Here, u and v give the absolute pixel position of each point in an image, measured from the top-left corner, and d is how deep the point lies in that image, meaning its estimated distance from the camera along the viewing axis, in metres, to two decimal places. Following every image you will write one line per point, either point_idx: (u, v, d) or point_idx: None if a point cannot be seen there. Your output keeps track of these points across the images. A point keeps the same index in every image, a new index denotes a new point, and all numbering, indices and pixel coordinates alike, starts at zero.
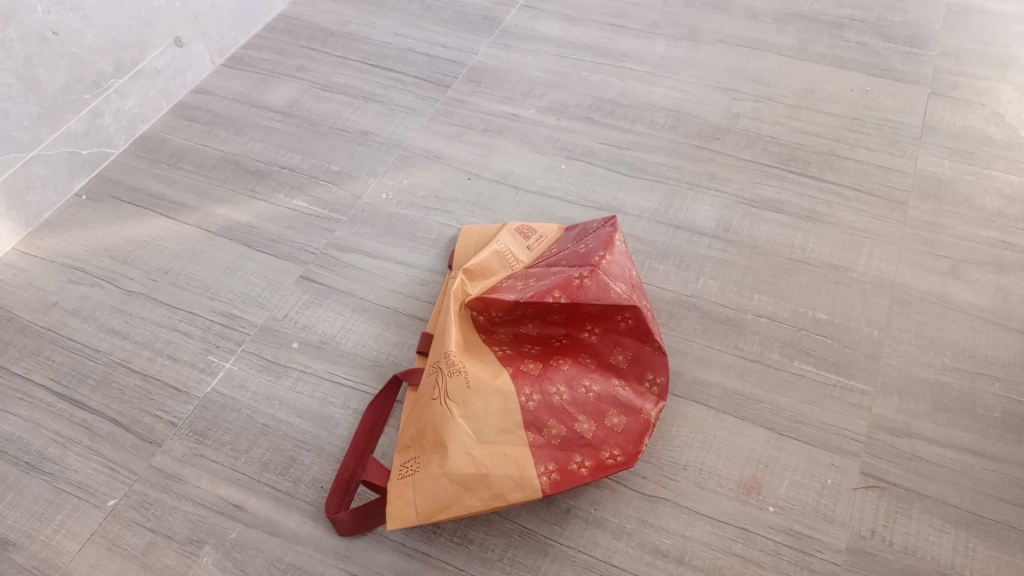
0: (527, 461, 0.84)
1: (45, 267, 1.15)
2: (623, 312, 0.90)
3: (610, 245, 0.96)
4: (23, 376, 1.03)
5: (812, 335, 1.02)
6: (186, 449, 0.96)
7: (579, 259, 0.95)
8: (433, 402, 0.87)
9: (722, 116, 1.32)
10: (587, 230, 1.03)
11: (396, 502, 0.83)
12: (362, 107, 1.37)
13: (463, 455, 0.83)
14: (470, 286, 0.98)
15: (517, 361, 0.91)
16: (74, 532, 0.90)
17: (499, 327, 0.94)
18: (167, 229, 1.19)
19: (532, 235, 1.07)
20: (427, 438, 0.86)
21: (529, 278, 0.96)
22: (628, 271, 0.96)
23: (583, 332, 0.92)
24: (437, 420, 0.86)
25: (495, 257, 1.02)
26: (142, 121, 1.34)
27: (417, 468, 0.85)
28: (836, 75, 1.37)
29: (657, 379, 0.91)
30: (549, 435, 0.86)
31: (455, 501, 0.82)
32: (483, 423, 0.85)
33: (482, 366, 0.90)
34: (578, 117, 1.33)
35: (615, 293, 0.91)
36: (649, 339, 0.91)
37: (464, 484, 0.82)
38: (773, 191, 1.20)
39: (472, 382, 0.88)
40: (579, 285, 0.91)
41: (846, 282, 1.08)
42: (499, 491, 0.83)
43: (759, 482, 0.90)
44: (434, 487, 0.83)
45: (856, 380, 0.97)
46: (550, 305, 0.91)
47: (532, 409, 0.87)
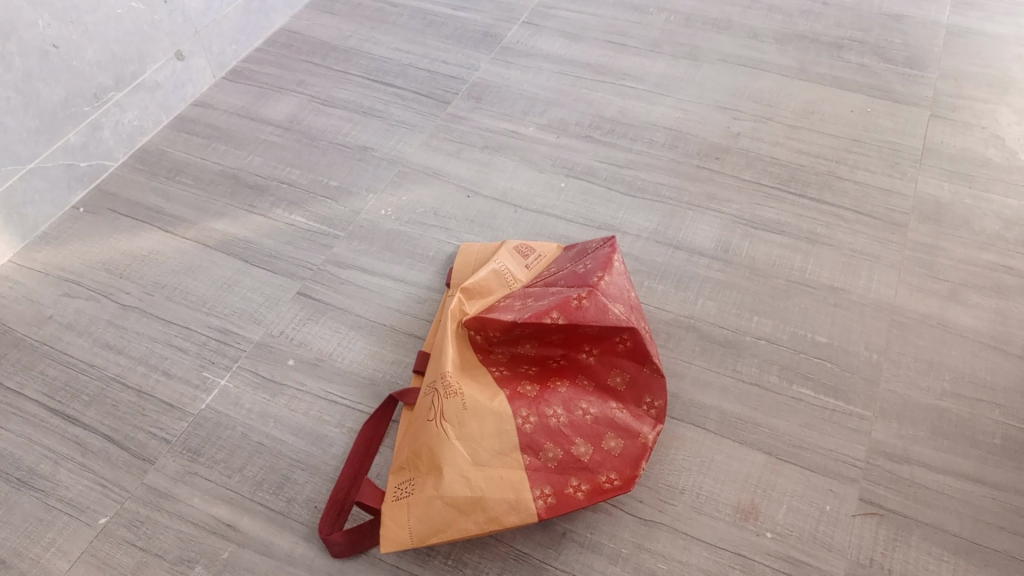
0: (523, 484, 0.84)
1: (41, 280, 1.15)
2: (621, 333, 0.90)
3: (609, 266, 0.96)
4: (16, 390, 1.03)
5: (811, 358, 1.02)
6: (179, 467, 0.95)
7: (577, 280, 0.95)
8: (429, 423, 0.87)
9: (722, 135, 1.32)
10: (585, 250, 1.03)
11: (390, 524, 0.83)
12: (362, 123, 1.37)
13: (458, 478, 0.83)
14: (468, 305, 0.98)
15: (514, 382, 0.91)
16: (64, 551, 0.89)
17: (496, 347, 0.94)
18: (164, 243, 1.19)
19: (530, 254, 1.06)
20: (422, 460, 0.85)
21: (526, 298, 0.96)
22: (626, 292, 0.96)
23: (581, 354, 0.92)
24: (432, 442, 0.85)
25: (493, 276, 1.01)
26: (141, 134, 1.34)
27: (412, 490, 0.84)
28: (836, 96, 1.37)
29: (655, 401, 0.91)
30: (546, 458, 0.85)
31: (450, 524, 0.81)
32: (479, 446, 0.85)
33: (478, 387, 0.90)
34: (577, 135, 1.33)
35: (613, 314, 0.90)
36: (647, 361, 0.91)
37: (459, 507, 0.82)
38: (772, 211, 1.20)
39: (469, 404, 0.87)
40: (578, 306, 0.90)
41: (846, 305, 1.07)
42: (494, 514, 0.82)
43: (756, 507, 0.89)
44: (429, 510, 0.82)
45: (854, 405, 0.97)
46: (548, 326, 0.90)
47: (529, 432, 0.86)
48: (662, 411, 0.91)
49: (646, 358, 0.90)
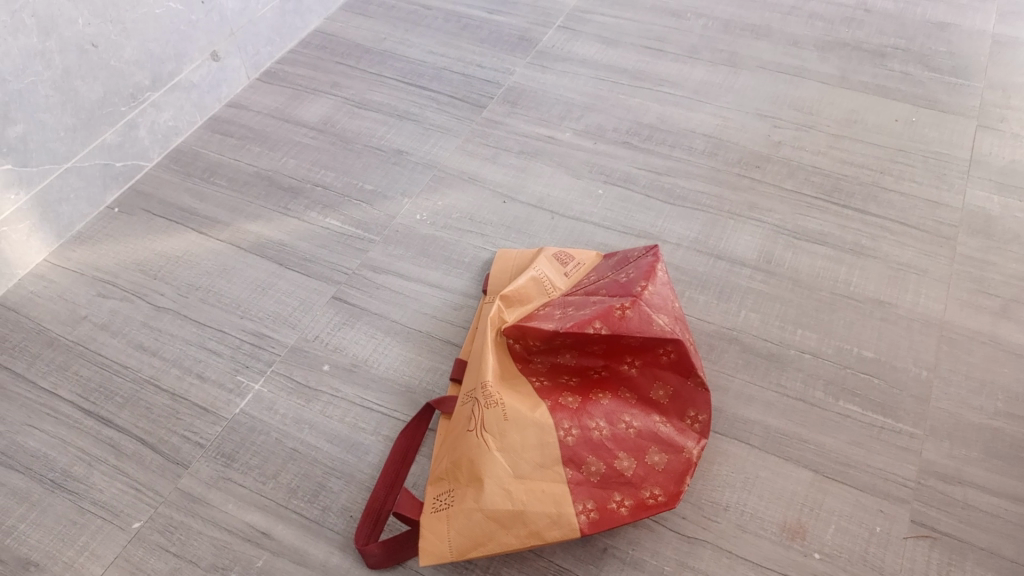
0: (564, 498, 0.82)
1: (75, 279, 1.14)
2: (666, 344, 0.87)
3: (652, 275, 0.94)
4: (50, 391, 1.02)
5: (857, 374, 0.99)
6: (213, 472, 0.94)
7: (619, 289, 0.93)
8: (469, 434, 0.85)
9: (763, 144, 1.29)
10: (626, 258, 1.00)
11: (428, 536, 0.81)
12: (397, 126, 1.35)
13: (499, 490, 0.81)
14: (507, 313, 0.96)
15: (555, 393, 0.89)
16: (97, 555, 0.88)
17: (536, 356, 0.92)
18: (198, 244, 1.18)
19: (569, 261, 1.04)
20: (461, 471, 0.83)
21: (567, 307, 0.93)
22: (671, 303, 0.93)
23: (623, 365, 0.89)
24: (472, 453, 0.83)
25: (532, 283, 0.99)
26: (176, 134, 1.33)
27: (451, 501, 0.82)
28: (880, 105, 1.34)
29: (699, 416, 0.88)
30: (588, 472, 0.83)
31: (490, 537, 0.80)
32: (520, 458, 0.83)
33: (519, 397, 0.88)
34: (615, 142, 1.31)
35: (657, 325, 0.88)
36: (691, 373, 0.88)
37: (500, 520, 0.80)
38: (816, 222, 1.17)
39: (510, 415, 0.85)
40: (621, 316, 0.88)
41: (893, 319, 1.05)
42: (535, 529, 0.80)
43: (803, 526, 0.86)
44: (469, 522, 0.80)
45: (904, 423, 0.94)
46: (590, 336, 0.88)
47: (571, 445, 0.84)
48: (706, 426, 0.88)
49: (690, 371, 0.88)
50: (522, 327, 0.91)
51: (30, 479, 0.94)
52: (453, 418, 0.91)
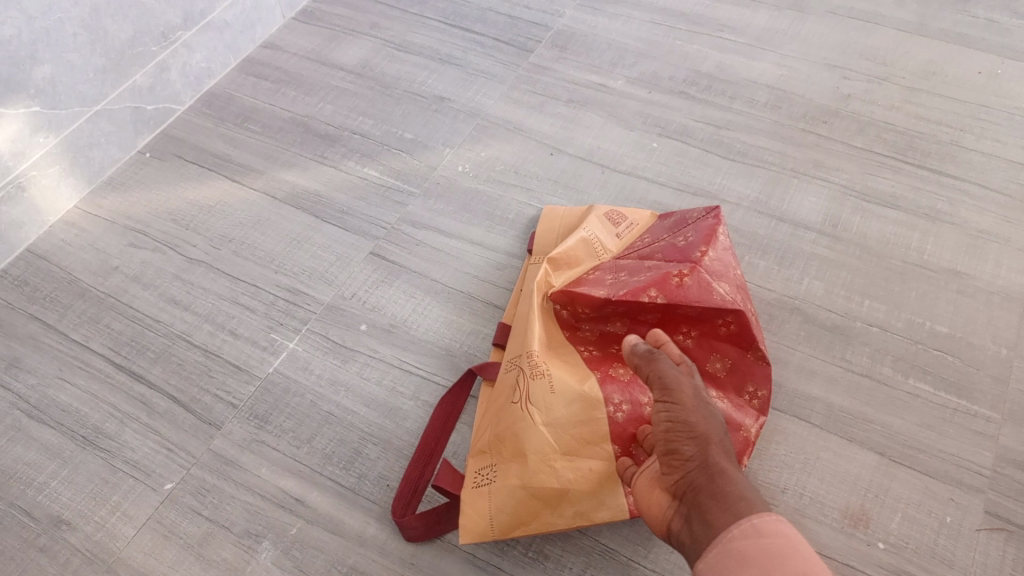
0: (613, 478, 0.77)
1: (107, 228, 1.10)
2: (726, 314, 0.81)
3: (712, 239, 0.87)
4: (82, 343, 0.99)
5: (930, 350, 0.92)
6: (246, 433, 0.91)
7: (676, 253, 0.87)
8: (513, 406, 0.80)
9: (831, 97, 1.20)
10: (684, 219, 0.93)
11: (468, 511, 0.78)
12: (439, 71, 1.28)
13: (544, 469, 0.77)
14: (555, 276, 0.89)
15: (605, 364, 0.83)
16: (129, 516, 0.86)
17: (584, 323, 0.87)
18: (231, 193, 1.13)
19: (622, 221, 0.97)
20: (504, 445, 0.79)
21: (618, 272, 0.88)
22: (733, 269, 0.86)
23: (678, 335, 0.84)
24: (515, 427, 0.78)
25: (581, 245, 0.93)
26: (209, 77, 1.27)
27: (493, 477, 0.79)
28: (961, 55, 1.24)
29: (758, 393, 0.83)
30: (640, 450, 0.78)
31: (534, 517, 0.77)
32: (568, 433, 0.78)
33: (567, 368, 0.82)
34: (671, 91, 1.22)
35: (717, 294, 0.82)
36: (752, 347, 0.82)
37: (544, 499, 0.77)
38: (887, 183, 1.09)
39: (557, 388, 0.80)
40: (679, 283, 0.82)
41: (971, 292, 0.97)
42: (581, 509, 0.77)
43: (866, 514, 0.81)
44: (512, 500, 0.77)
45: (980, 406, 0.88)
46: (644, 303, 0.82)
47: (622, 421, 0.79)
48: (764, 404, 0.83)
49: (752, 345, 0.82)
50: (571, 292, 0.85)
51: (62, 435, 0.92)
52: (496, 386, 0.86)
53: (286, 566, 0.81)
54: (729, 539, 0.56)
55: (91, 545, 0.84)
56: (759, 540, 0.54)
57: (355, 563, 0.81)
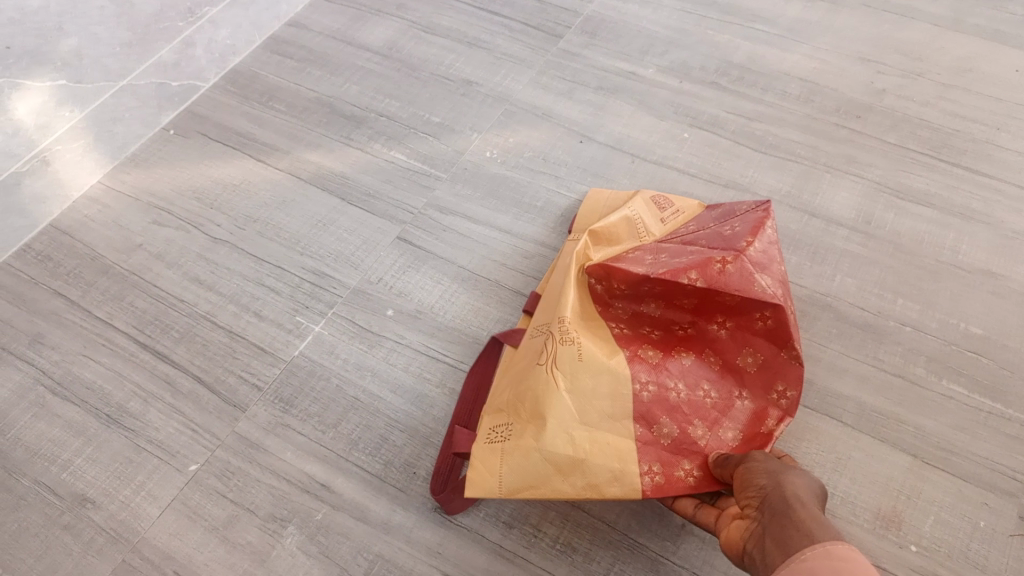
0: (630, 456, 0.75)
1: (129, 205, 1.09)
2: (766, 309, 0.76)
3: (761, 228, 0.81)
4: (104, 321, 0.98)
5: (963, 352, 0.91)
6: (271, 417, 0.90)
7: (721, 240, 0.81)
8: (539, 368, 0.77)
9: (864, 91, 1.18)
10: (734, 209, 0.88)
11: (478, 469, 0.76)
12: (466, 54, 1.26)
13: (562, 434, 0.74)
14: (594, 250, 0.86)
15: (633, 344, 0.81)
16: (153, 496, 0.85)
17: (618, 301, 0.83)
18: (256, 173, 1.12)
19: (668, 208, 0.94)
20: (524, 407, 0.77)
21: (660, 254, 0.84)
22: (781, 261, 0.80)
23: (713, 324, 0.80)
24: (539, 389, 0.76)
25: (625, 224, 0.90)
26: (233, 54, 1.25)
27: (508, 436, 0.76)
28: (998, 52, 1.21)
29: (787, 392, 0.78)
30: (658, 433, 0.77)
31: (544, 482, 0.73)
32: (589, 403, 0.76)
33: (595, 340, 0.80)
34: (702, 81, 1.21)
35: (759, 286, 0.76)
36: (790, 345, 0.77)
37: (558, 465, 0.73)
38: (921, 180, 1.07)
39: (586, 358, 0.77)
40: (718, 272, 0.77)
41: (1005, 294, 0.96)
42: (592, 483, 0.73)
43: (898, 515, 0.81)
44: (524, 463, 0.74)
45: (1014, 409, 0.87)
46: (681, 286, 0.78)
47: (645, 401, 0.78)
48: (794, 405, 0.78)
49: (789, 342, 0.77)
50: (611, 267, 0.82)
51: (85, 413, 0.91)
52: (522, 350, 0.84)
53: (311, 552, 0.81)
54: (798, 557, 0.55)
55: (115, 524, 0.83)
56: (832, 562, 0.53)
57: (381, 551, 0.81)
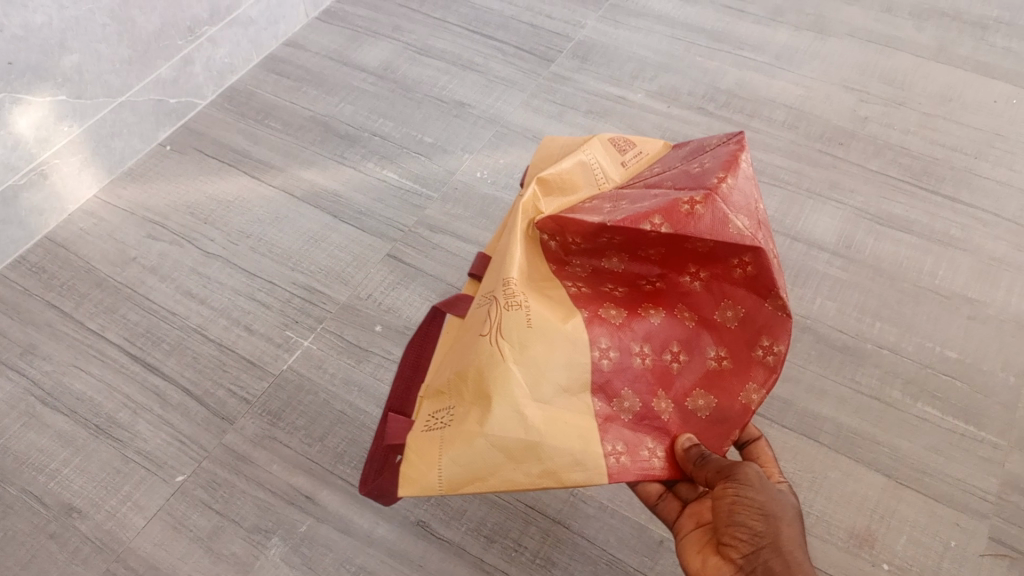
0: (591, 434, 0.59)
1: (125, 218, 1.11)
2: (743, 254, 0.60)
3: (731, 161, 0.64)
4: (97, 333, 1.00)
5: (940, 375, 0.93)
6: (258, 430, 0.91)
7: (684, 177, 0.65)
8: (479, 339, 0.59)
9: (849, 118, 1.21)
10: (700, 146, 0.70)
11: (412, 463, 0.58)
12: (459, 76, 1.29)
13: (512, 415, 0.56)
14: (544, 204, 0.67)
15: (595, 301, 0.64)
16: (140, 506, 0.86)
17: (574, 257, 0.68)
18: (250, 190, 1.14)
19: (628, 149, 0.74)
20: (465, 384, 0.58)
21: (618, 200, 0.66)
22: (754, 196, 0.63)
23: (683, 276, 0.64)
24: (479, 364, 0.58)
25: (579, 169, 0.70)
26: (231, 72, 1.28)
27: (448, 422, 0.58)
28: (980, 83, 1.24)
29: (775, 347, 0.61)
30: (620, 408, 0.62)
31: (493, 472, 0.57)
32: (543, 375, 0.58)
33: (549, 301, 0.62)
34: (690, 106, 1.23)
35: (735, 228, 0.60)
36: (772, 295, 0.60)
37: (508, 451, 0.56)
38: (902, 207, 1.10)
39: (536, 320, 0.59)
40: (686, 214, 0.61)
41: (982, 318, 0.98)
42: (553, 468, 0.57)
43: (872, 534, 0.82)
44: (468, 454, 0.56)
45: (988, 432, 0.89)
46: (643, 234, 0.62)
47: (606, 371, 0.61)
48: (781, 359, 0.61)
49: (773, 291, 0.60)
50: (560, 221, 0.65)
51: (75, 423, 0.92)
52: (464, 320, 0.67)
53: (294, 563, 0.82)
54: None
55: (101, 534, 0.84)
56: None
57: (364, 563, 0.82)
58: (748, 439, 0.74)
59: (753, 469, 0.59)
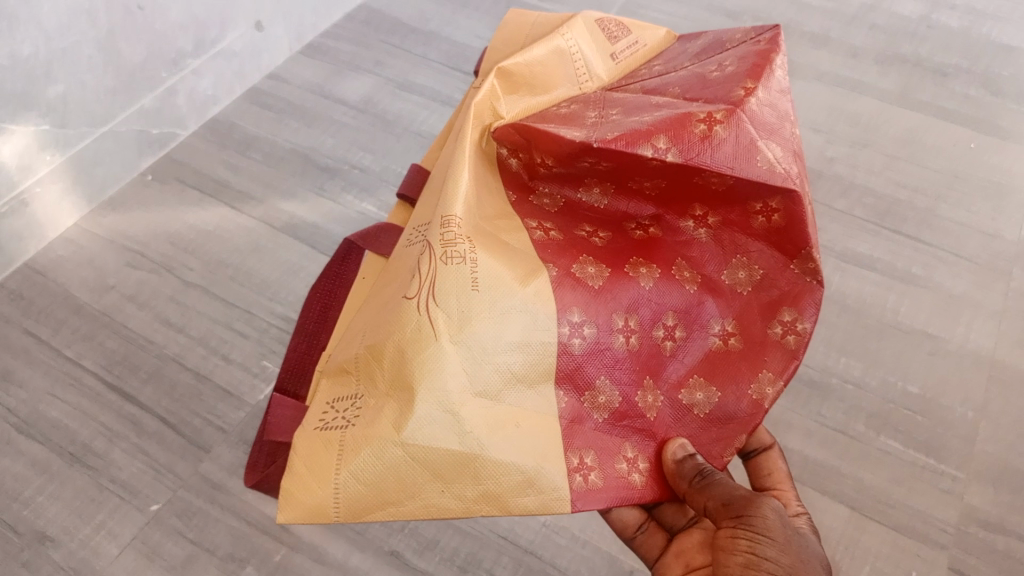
0: (550, 452, 0.56)
1: (106, 246, 1.12)
2: (772, 198, 0.58)
3: (759, 71, 0.61)
4: (74, 360, 1.00)
5: (902, 409, 0.97)
6: (233, 459, 0.94)
7: (709, 96, 0.60)
8: (407, 304, 0.54)
9: (816, 160, 1.23)
10: (722, 41, 0.69)
11: (297, 476, 0.53)
12: (438, 111, 1.31)
13: (438, 413, 0.52)
14: (502, 103, 0.66)
15: (574, 249, 0.63)
16: (113, 534, 0.88)
17: (541, 182, 0.67)
18: (231, 220, 1.15)
19: (619, 38, 0.73)
20: (379, 369, 0.54)
21: (607, 109, 0.65)
22: (788, 119, 0.61)
23: (684, 220, 0.63)
24: (405, 339, 0.53)
25: (553, 61, 0.69)
26: (214, 104, 1.27)
27: (355, 419, 0.54)
28: (941, 126, 1.26)
29: (798, 325, 0.62)
30: (592, 403, 0.60)
31: (409, 486, 0.53)
32: (481, 365, 0.54)
33: (502, 256, 0.58)
34: None
35: (762, 159, 0.57)
36: (800, 254, 0.60)
37: (431, 466, 0.52)
38: (868, 245, 1.13)
39: (484, 283, 0.55)
40: (704, 137, 0.57)
41: (942, 354, 1.01)
42: (490, 491, 0.54)
43: (836, 565, 0.88)
44: (378, 461, 0.52)
45: (948, 465, 0.93)
46: (646, 164, 0.58)
47: (578, 354, 0.58)
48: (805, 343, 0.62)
49: (805, 248, 0.60)
50: (532, 136, 0.63)
51: (50, 451, 0.93)
52: (388, 276, 0.62)
53: None
54: None
55: (75, 562, 0.87)
56: None
57: None
58: (758, 448, 0.80)
59: (771, 515, 0.59)
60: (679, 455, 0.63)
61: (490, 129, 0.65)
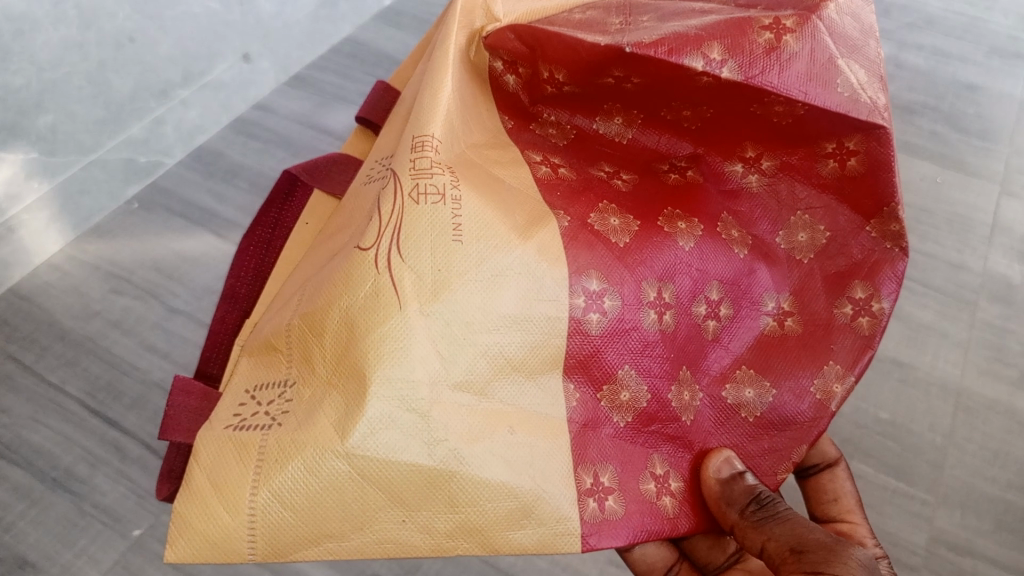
0: (549, 463, 0.53)
1: (89, 272, 1.12)
2: (852, 135, 0.59)
3: None
4: (57, 386, 1.02)
5: (874, 435, 1.00)
6: None
7: (773, 2, 0.61)
8: (364, 255, 0.51)
9: None
10: None
11: (196, 501, 0.48)
12: None
13: (394, 411, 0.48)
14: (500, 8, 0.66)
15: (596, 190, 0.64)
16: (95, 559, 0.91)
17: (545, 107, 0.69)
18: (215, 248, 1.17)
19: None
20: (325, 355, 0.50)
21: (636, 14, 0.64)
22: (873, 32, 0.61)
23: (733, 163, 0.65)
24: (360, 305, 0.50)
25: None
26: (201, 132, 1.27)
27: (285, 416, 0.50)
28: (906, 163, 1.30)
29: (875, 305, 0.64)
30: (614, 403, 0.59)
31: (363, 509, 0.49)
32: (459, 342, 0.50)
33: (494, 199, 0.57)
34: None
35: (841, 87, 0.57)
36: (880, 213, 0.63)
37: (388, 492, 0.49)
38: None
39: (467, 234, 0.53)
40: (770, 50, 0.57)
41: (912, 381, 1.04)
42: (472, 522, 0.51)
43: None
44: (316, 474, 0.47)
45: (917, 489, 0.97)
46: (694, 81, 0.58)
47: (598, 339, 0.57)
48: (879, 327, 0.64)
49: (887, 203, 0.62)
50: (538, 40, 0.63)
51: (32, 476, 0.95)
52: (348, 223, 0.61)
53: None
54: None
55: None
56: None
57: None
58: (824, 464, 0.83)
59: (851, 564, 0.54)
60: (726, 474, 0.62)
61: (482, 34, 0.65)
